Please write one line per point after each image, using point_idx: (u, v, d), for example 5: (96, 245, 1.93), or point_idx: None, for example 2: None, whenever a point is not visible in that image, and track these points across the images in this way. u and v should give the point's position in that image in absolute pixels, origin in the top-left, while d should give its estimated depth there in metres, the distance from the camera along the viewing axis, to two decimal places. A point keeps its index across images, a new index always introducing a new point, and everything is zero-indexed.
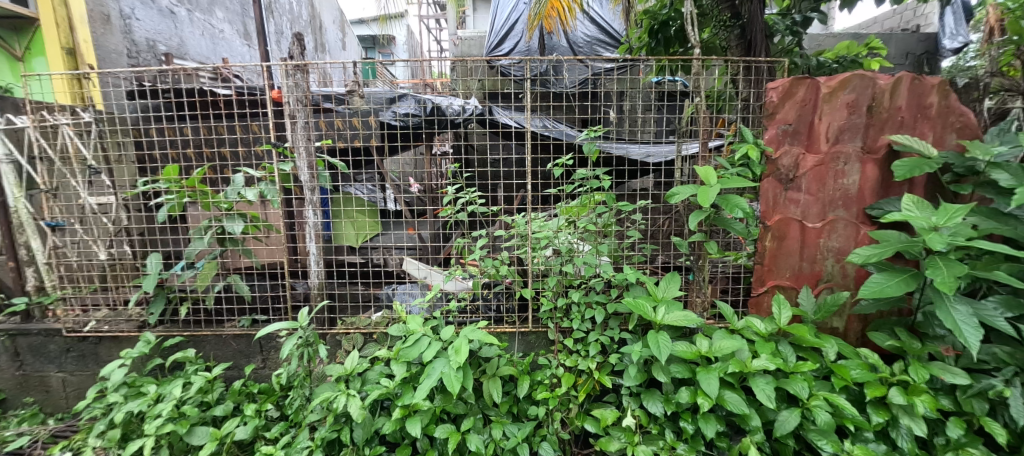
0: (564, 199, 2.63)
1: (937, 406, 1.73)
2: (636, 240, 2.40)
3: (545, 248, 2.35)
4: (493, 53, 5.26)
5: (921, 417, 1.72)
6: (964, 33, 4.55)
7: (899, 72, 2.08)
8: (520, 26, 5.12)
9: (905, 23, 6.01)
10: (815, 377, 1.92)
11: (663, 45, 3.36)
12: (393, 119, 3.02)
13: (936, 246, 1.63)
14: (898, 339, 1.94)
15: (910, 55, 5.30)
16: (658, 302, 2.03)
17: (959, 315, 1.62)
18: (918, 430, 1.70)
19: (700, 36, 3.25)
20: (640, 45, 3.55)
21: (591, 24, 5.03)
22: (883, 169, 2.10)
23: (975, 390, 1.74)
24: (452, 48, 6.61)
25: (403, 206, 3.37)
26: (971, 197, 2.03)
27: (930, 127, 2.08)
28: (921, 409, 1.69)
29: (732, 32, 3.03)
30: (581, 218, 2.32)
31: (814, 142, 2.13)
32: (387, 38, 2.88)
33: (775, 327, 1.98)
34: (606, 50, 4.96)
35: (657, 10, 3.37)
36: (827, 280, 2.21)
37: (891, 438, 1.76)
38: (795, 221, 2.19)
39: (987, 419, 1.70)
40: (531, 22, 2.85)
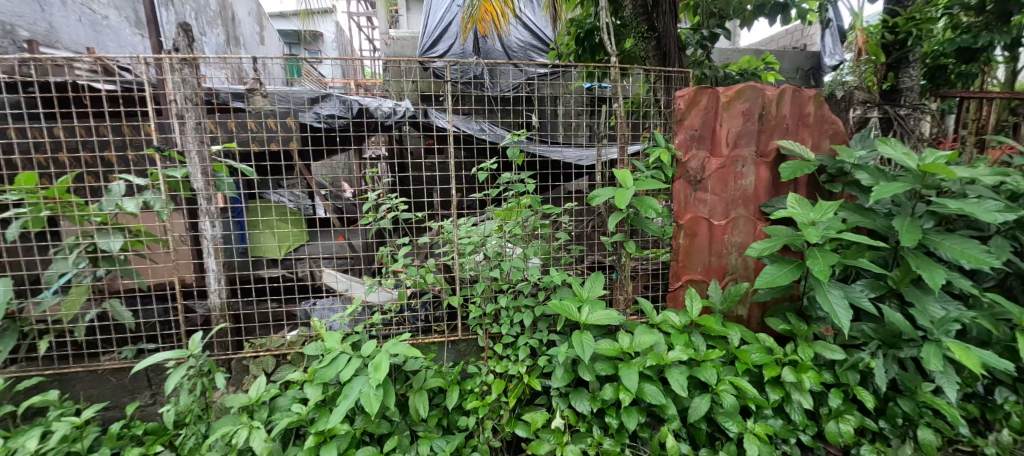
0: (493, 204, 2.62)
1: (821, 381, 1.96)
2: (564, 242, 2.45)
3: (474, 253, 2.33)
4: (426, 55, 5.19)
5: (808, 392, 1.94)
6: (840, 52, 5.23)
7: (783, 85, 2.34)
8: (454, 28, 5.10)
9: (795, 42, 6.82)
10: (723, 363, 2.10)
11: (589, 52, 3.51)
12: (313, 121, 2.79)
13: (813, 239, 1.84)
14: (790, 323, 2.17)
15: (800, 70, 5.96)
16: (583, 302, 2.09)
17: (834, 299, 1.84)
18: (806, 404, 1.91)
19: (623, 46, 3.43)
20: (568, 52, 3.68)
21: (523, 29, 5.11)
22: (773, 171, 2.35)
23: (850, 363, 1.99)
24: (383, 48, 6.40)
25: (330, 214, 3.21)
26: (843, 195, 2.33)
27: (808, 133, 2.36)
28: (807, 385, 1.90)
29: (649, 43, 3.23)
30: (511, 222, 2.33)
31: (716, 147, 2.31)
32: (309, 34, 2.70)
33: (688, 319, 2.13)
34: (539, 56, 5.07)
35: (582, 19, 3.48)
36: (732, 273, 2.41)
37: (786, 413, 1.97)
38: (702, 220, 2.36)
39: (860, 388, 1.95)
40: (464, 24, 2.86)
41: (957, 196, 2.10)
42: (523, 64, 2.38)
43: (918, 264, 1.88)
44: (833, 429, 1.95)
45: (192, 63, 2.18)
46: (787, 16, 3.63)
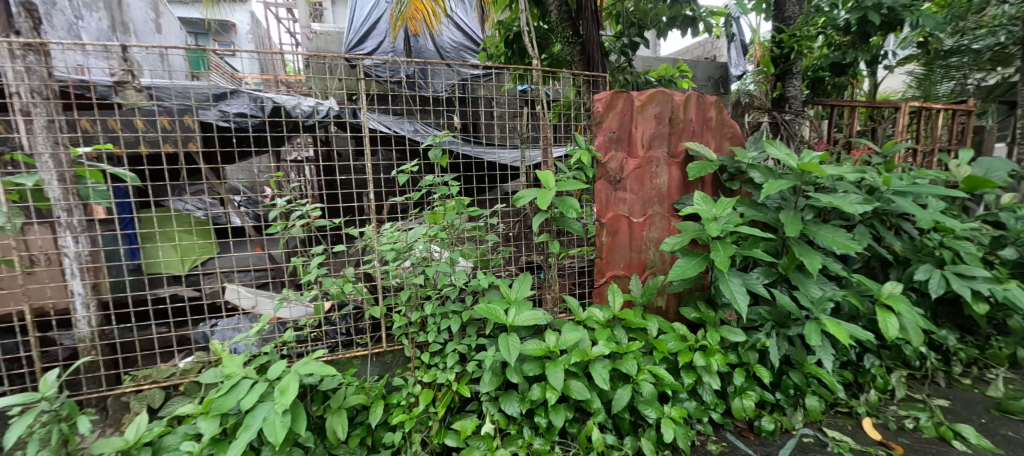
0: (420, 208, 2.54)
1: (726, 362, 2.13)
2: (495, 244, 2.41)
3: (402, 260, 2.23)
4: (353, 52, 4.95)
5: (716, 374, 2.09)
6: (743, 63, 5.77)
7: (689, 91, 2.51)
8: (383, 26, 4.97)
9: (706, 53, 7.42)
10: (643, 354, 2.20)
11: (519, 55, 3.54)
12: (218, 120, 2.55)
13: (714, 232, 1.99)
14: (700, 311, 2.33)
15: (710, 78, 6.18)
16: (510, 304, 2.08)
17: (734, 286, 2.01)
18: (715, 385, 2.06)
19: (551, 51, 3.49)
20: (498, 54, 3.68)
21: (455, 29, 5.08)
22: (683, 171, 2.51)
23: (750, 344, 2.19)
24: (304, 43, 6.01)
25: (243, 220, 2.97)
26: (742, 192, 2.55)
27: (711, 136, 2.56)
28: (715, 368, 2.06)
29: (575, 48, 3.31)
30: (441, 228, 2.21)
31: (632, 148, 2.42)
32: (215, 24, 2.43)
33: (610, 314, 2.21)
34: (472, 57, 5.08)
35: (510, 21, 3.48)
36: (651, 267, 2.54)
37: (699, 395, 2.12)
38: (623, 218, 2.46)
39: (758, 366, 2.15)
40: (393, 22, 2.77)
41: (831, 190, 2.38)
42: (456, 64, 2.32)
43: (800, 251, 2.11)
44: (738, 406, 2.12)
45: (39, 51, 1.87)
46: (696, 29, 3.87)
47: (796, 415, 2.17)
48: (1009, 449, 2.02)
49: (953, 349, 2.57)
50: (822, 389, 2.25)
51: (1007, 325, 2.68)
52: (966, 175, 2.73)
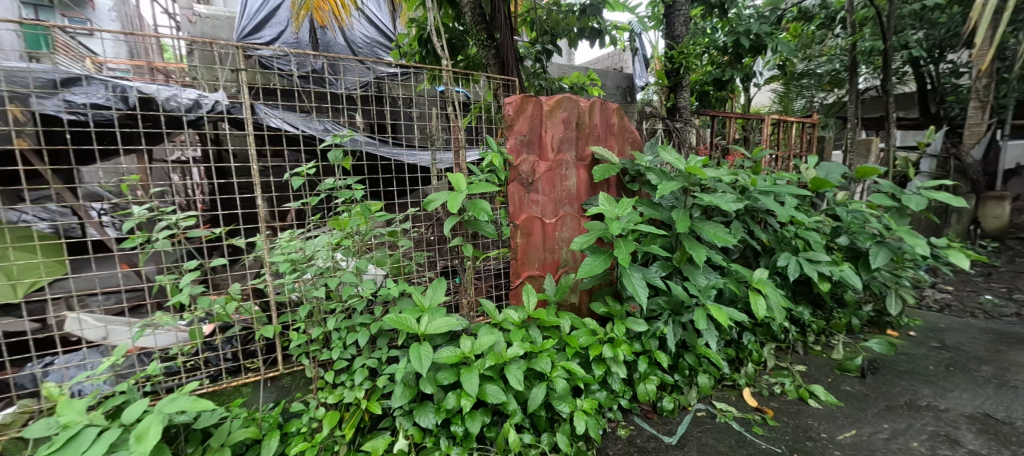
0: (325, 214, 2.35)
1: (631, 352, 2.26)
2: (409, 249, 2.28)
3: (303, 272, 2.02)
4: (248, 40, 4.51)
5: (622, 364, 2.21)
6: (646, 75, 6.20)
7: (593, 98, 2.61)
8: (283, 13, 4.60)
9: (616, 64, 7.86)
10: (556, 351, 2.24)
11: (432, 55, 3.41)
12: (58, 113, 2.11)
13: (617, 231, 2.09)
14: (608, 305, 2.43)
15: (620, 88, 6.48)
16: (423, 312, 1.97)
17: (635, 280, 2.14)
18: (622, 374, 2.17)
19: (467, 53, 3.42)
20: (412, 52, 3.52)
21: (367, 23, 4.85)
22: (590, 173, 2.60)
23: (651, 333, 2.35)
24: (187, 29, 5.30)
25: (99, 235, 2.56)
26: (642, 193, 2.72)
27: (614, 140, 2.69)
28: (622, 358, 2.16)
29: (489, 51, 3.24)
30: (347, 236, 2.04)
31: (542, 150, 2.45)
32: None
33: (525, 314, 2.22)
34: (385, 53, 4.89)
35: (422, 19, 3.35)
36: (564, 266, 2.58)
37: (608, 384, 2.22)
38: (535, 219, 2.46)
39: (658, 352, 2.33)
40: (296, 10, 2.58)
41: (713, 190, 2.64)
42: (371, 61, 2.12)
43: (689, 245, 2.30)
44: (642, 391, 2.26)
45: None
46: (603, 41, 4.01)
47: (691, 393, 2.36)
48: (846, 401, 2.39)
49: (807, 322, 2.99)
50: (709, 367, 2.48)
51: (842, 298, 3.19)
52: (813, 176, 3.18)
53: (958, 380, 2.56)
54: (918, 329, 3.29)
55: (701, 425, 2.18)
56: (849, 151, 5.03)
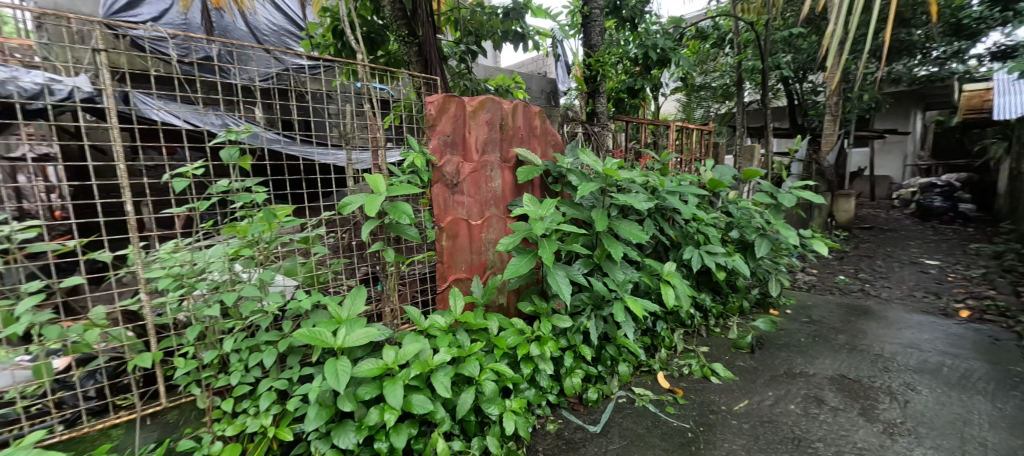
0: (223, 220, 2.11)
1: (557, 348, 2.30)
2: (325, 256, 2.09)
3: (194, 288, 1.76)
4: None
5: (549, 360, 2.24)
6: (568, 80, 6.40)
7: (515, 101, 2.61)
8: None
9: (540, 69, 8.02)
10: (485, 354, 2.21)
11: (348, 49, 3.21)
12: None
13: (540, 231, 2.10)
14: (535, 304, 2.45)
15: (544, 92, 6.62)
16: (340, 324, 1.81)
17: (559, 278, 2.18)
18: (549, 371, 2.20)
19: (388, 49, 3.26)
20: (325, 44, 3.28)
21: (273, 9, 4.50)
22: (514, 175, 2.59)
23: (574, 328, 2.43)
24: None
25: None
26: (564, 194, 2.77)
27: (537, 143, 2.72)
28: (549, 355, 2.18)
29: (411, 48, 3.11)
30: (248, 242, 1.84)
31: (467, 151, 2.38)
32: None
33: (451, 318, 2.15)
34: (295, 42, 4.57)
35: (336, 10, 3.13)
36: (491, 267, 2.52)
37: (537, 382, 2.24)
38: (462, 221, 2.37)
39: (582, 346, 2.40)
40: None
41: (628, 190, 2.76)
42: (278, 50, 1.82)
43: (608, 243, 2.39)
44: (568, 384, 2.32)
45: None
46: (526, 45, 4.01)
47: (613, 382, 2.49)
48: (739, 375, 2.66)
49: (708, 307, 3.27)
50: (628, 355, 2.62)
51: (735, 284, 3.54)
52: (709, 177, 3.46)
53: (823, 349, 2.98)
54: (793, 308, 3.76)
55: (622, 411, 2.30)
56: (738, 156, 5.63)
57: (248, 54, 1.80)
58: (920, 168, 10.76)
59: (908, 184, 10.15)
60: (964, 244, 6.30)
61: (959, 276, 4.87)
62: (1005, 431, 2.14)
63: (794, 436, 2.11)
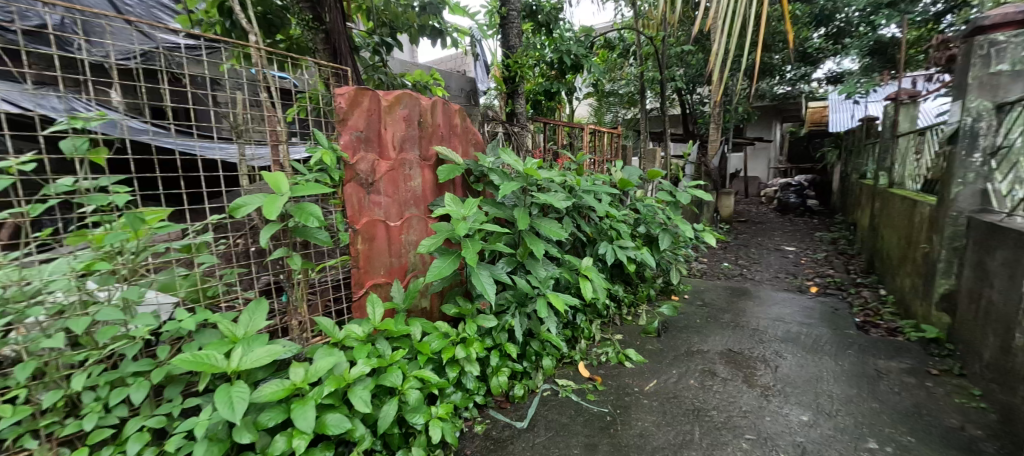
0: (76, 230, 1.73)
1: (483, 348, 2.26)
2: (214, 266, 1.81)
3: (29, 315, 1.41)
4: None
5: (475, 361, 2.20)
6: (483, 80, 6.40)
7: (434, 97, 2.48)
8: None
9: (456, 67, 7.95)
10: (407, 361, 2.08)
11: (239, 31, 2.86)
12: None
13: (463, 232, 2.02)
14: (459, 305, 2.36)
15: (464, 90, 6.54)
16: (234, 344, 1.57)
17: (483, 278, 2.12)
18: (476, 372, 2.16)
19: (287, 34, 2.97)
20: (210, 24, 2.89)
21: None
22: (435, 174, 2.47)
23: (500, 326, 2.40)
24: None
25: None
26: (487, 193, 2.72)
27: (458, 141, 2.63)
28: (475, 356, 2.14)
29: (317, 35, 2.85)
30: (111, 254, 1.53)
31: (383, 149, 2.20)
32: None
33: (370, 327, 1.98)
34: (169, 18, 4.04)
35: None
36: (412, 270, 2.37)
37: (463, 384, 2.19)
38: (379, 223, 2.20)
39: (507, 344, 2.39)
40: None
41: (546, 189, 2.79)
42: (144, 23, 1.48)
43: (530, 241, 2.37)
44: (495, 383, 2.30)
45: None
46: (444, 42, 3.83)
47: (538, 376, 2.51)
48: (649, 357, 2.86)
49: (621, 297, 3.45)
50: (551, 349, 2.65)
51: (643, 275, 3.76)
52: (619, 177, 3.64)
53: (714, 328, 3.33)
54: (688, 293, 4.12)
55: (547, 404, 2.34)
56: (642, 158, 6.04)
57: (105, 25, 1.46)
58: (780, 169, 12.49)
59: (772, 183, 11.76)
60: (810, 232, 7.40)
61: (809, 259, 5.69)
62: (844, 383, 2.55)
63: (692, 407, 2.34)
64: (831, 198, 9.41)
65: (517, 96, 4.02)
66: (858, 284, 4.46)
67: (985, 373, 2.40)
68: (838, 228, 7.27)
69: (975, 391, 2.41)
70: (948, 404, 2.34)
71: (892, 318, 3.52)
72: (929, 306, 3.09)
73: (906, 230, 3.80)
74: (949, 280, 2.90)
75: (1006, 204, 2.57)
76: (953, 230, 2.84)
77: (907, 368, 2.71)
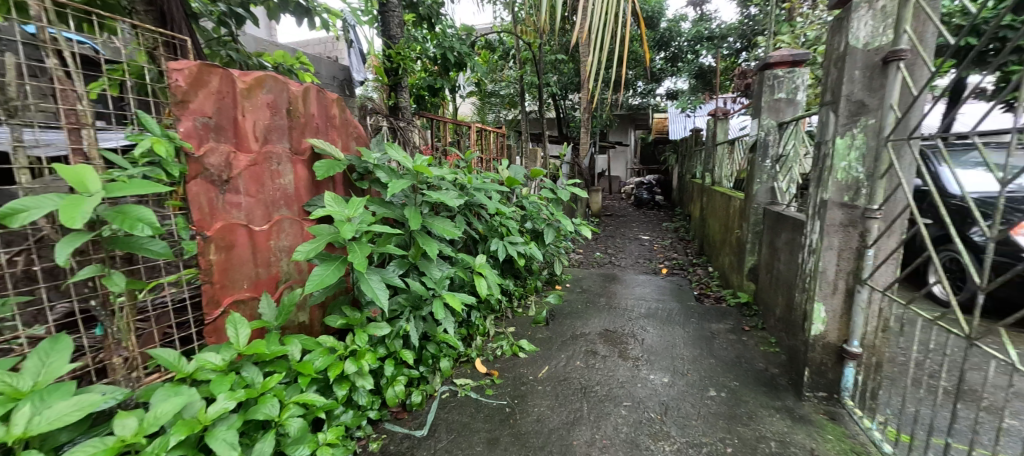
0: None
1: (376, 359, 2.04)
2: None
3: None
4: None
5: (368, 374, 1.98)
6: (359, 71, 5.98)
7: (305, 82, 2.15)
8: None
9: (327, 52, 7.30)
10: (284, 386, 1.78)
11: None
12: None
13: (348, 235, 1.79)
14: (345, 316, 2.09)
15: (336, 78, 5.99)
16: (19, 403, 1.15)
17: (374, 283, 1.90)
18: (369, 386, 1.95)
19: None
20: None
21: None
22: (310, 170, 2.13)
23: (394, 333, 2.20)
24: None
25: None
26: (372, 192, 2.48)
27: (337, 134, 2.34)
28: (368, 369, 1.92)
29: None
30: None
31: (241, 139, 1.80)
32: None
33: (233, 353, 1.61)
34: None
35: None
36: (286, 281, 2.00)
37: (354, 402, 1.96)
38: (239, 228, 1.80)
39: (403, 350, 2.20)
40: None
41: (436, 188, 2.65)
42: None
43: (422, 241, 2.21)
44: (391, 394, 2.11)
45: None
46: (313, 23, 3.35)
47: (435, 380, 2.38)
48: (540, 345, 2.91)
49: (512, 290, 3.46)
50: (448, 349, 2.53)
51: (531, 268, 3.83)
52: (507, 175, 3.63)
53: (595, 312, 3.51)
54: (568, 282, 4.31)
55: (447, 406, 2.24)
56: (524, 157, 6.20)
57: None
58: (637, 168, 13.93)
59: (630, 181, 13.11)
60: (658, 223, 8.40)
61: (661, 246, 6.42)
62: (691, 345, 2.91)
63: (581, 385, 2.44)
64: (671, 194, 10.84)
65: (399, 89, 3.80)
66: (696, 264, 5.17)
67: (775, 325, 2.91)
68: (679, 219, 8.38)
69: (772, 338, 2.92)
70: (755, 351, 2.81)
71: (719, 289, 4.15)
72: (741, 277, 3.69)
73: (723, 219, 4.49)
74: (755, 255, 3.52)
75: (785, 198, 3.39)
76: (755, 218, 3.52)
77: (728, 327, 3.19)
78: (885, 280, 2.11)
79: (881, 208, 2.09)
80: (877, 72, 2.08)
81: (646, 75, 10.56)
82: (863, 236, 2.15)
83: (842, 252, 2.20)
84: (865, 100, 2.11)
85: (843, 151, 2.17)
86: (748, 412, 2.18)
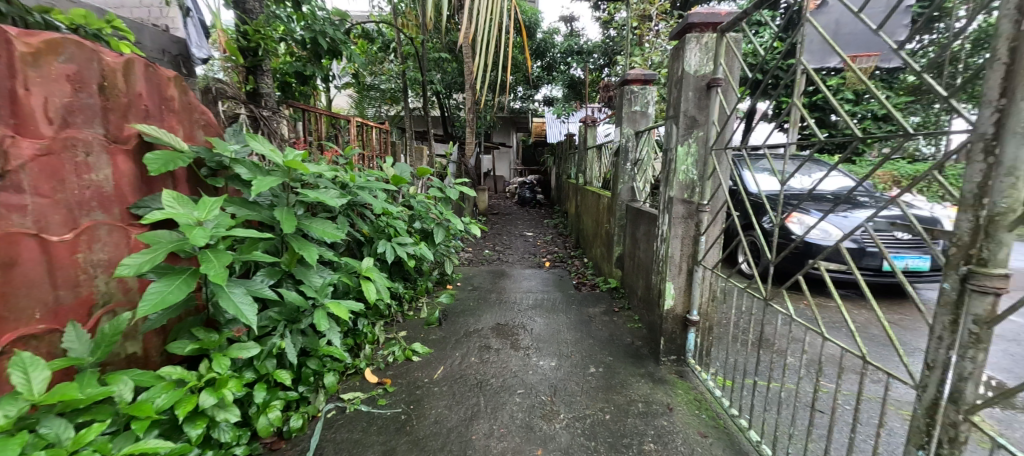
0: None
1: (242, 385, 1.73)
2: None
3: None
4: None
5: (233, 404, 1.68)
6: None
7: (127, 54, 1.73)
8: None
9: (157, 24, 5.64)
10: (111, 435, 1.40)
11: None
12: None
13: (200, 242, 1.47)
14: (197, 340, 1.73)
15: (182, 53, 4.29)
16: None
17: (237, 297, 1.60)
18: (234, 418, 1.64)
19: None
20: None
21: None
22: (137, 163, 1.71)
23: (266, 352, 1.89)
24: None
25: None
26: (227, 190, 2.11)
27: (177, 121, 1.94)
28: (232, 399, 1.62)
29: None
30: None
31: (23, 119, 1.36)
32: None
33: (20, 409, 1.19)
34: None
35: None
36: (105, 303, 1.58)
37: (214, 440, 1.63)
38: (24, 238, 1.35)
39: (278, 371, 1.90)
40: None
41: (312, 186, 2.36)
42: None
43: (297, 246, 1.93)
44: (263, 424, 1.81)
45: None
46: None
47: (319, 399, 2.11)
48: (434, 346, 2.78)
49: (403, 294, 3.25)
50: (333, 362, 2.27)
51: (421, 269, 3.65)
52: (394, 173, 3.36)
53: (488, 308, 3.47)
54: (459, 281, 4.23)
55: (333, 426, 1.99)
56: (409, 155, 5.95)
57: None
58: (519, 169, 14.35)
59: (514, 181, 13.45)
60: (540, 220, 8.74)
61: (544, 241, 6.66)
62: (574, 330, 3.03)
63: (475, 380, 2.37)
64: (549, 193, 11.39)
65: (258, 75, 3.35)
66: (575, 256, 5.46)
67: (638, 303, 3.17)
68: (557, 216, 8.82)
69: (636, 316, 3.18)
70: (625, 328, 3.04)
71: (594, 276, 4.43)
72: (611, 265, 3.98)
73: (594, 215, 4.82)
74: (621, 246, 3.82)
75: (639, 197, 3.71)
76: (619, 214, 3.82)
77: (602, 310, 3.41)
78: (714, 259, 2.38)
79: (710, 203, 2.36)
80: (702, 93, 2.36)
81: (525, 80, 10.96)
82: (697, 225, 2.42)
83: (684, 239, 2.46)
84: (696, 116, 2.37)
85: (683, 157, 2.42)
86: (621, 382, 2.34)
